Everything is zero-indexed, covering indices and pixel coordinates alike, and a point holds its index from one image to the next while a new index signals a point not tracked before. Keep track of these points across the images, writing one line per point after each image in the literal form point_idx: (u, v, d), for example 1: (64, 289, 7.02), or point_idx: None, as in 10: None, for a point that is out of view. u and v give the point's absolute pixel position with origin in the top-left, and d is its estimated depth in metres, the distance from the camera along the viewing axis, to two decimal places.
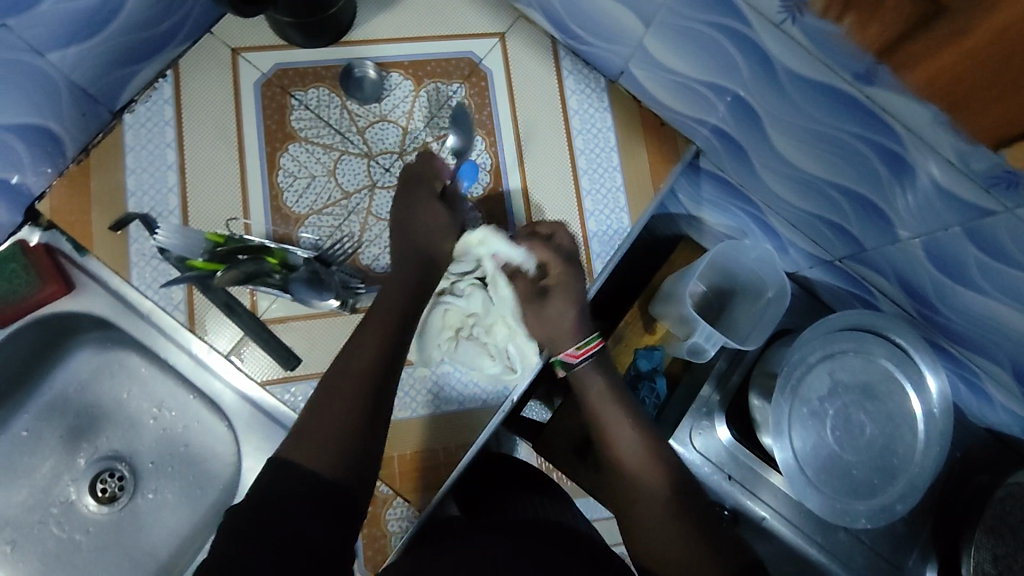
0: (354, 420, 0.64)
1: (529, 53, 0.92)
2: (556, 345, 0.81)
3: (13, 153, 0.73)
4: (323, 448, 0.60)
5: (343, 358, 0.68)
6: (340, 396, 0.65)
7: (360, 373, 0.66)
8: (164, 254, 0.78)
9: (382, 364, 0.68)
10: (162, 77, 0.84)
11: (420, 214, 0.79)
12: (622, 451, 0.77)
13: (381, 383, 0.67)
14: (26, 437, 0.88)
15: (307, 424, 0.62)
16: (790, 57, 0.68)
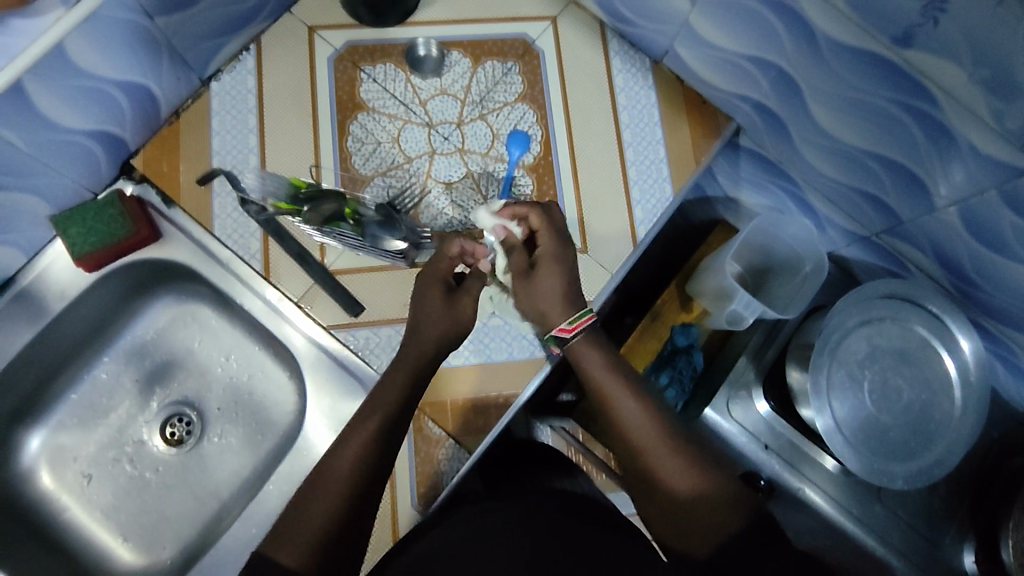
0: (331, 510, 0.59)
1: (580, 35, 0.99)
2: (548, 319, 0.73)
3: (118, 109, 0.81)
4: (299, 545, 0.57)
5: (345, 439, 0.64)
6: (329, 482, 0.61)
7: (350, 460, 0.62)
8: (245, 201, 0.83)
9: (361, 467, 0.62)
10: (247, 50, 0.92)
11: (439, 301, 0.75)
12: (639, 438, 0.64)
13: (372, 473, 0.62)
14: (106, 379, 0.95)
15: (292, 510, 0.60)
16: (831, 24, 0.73)
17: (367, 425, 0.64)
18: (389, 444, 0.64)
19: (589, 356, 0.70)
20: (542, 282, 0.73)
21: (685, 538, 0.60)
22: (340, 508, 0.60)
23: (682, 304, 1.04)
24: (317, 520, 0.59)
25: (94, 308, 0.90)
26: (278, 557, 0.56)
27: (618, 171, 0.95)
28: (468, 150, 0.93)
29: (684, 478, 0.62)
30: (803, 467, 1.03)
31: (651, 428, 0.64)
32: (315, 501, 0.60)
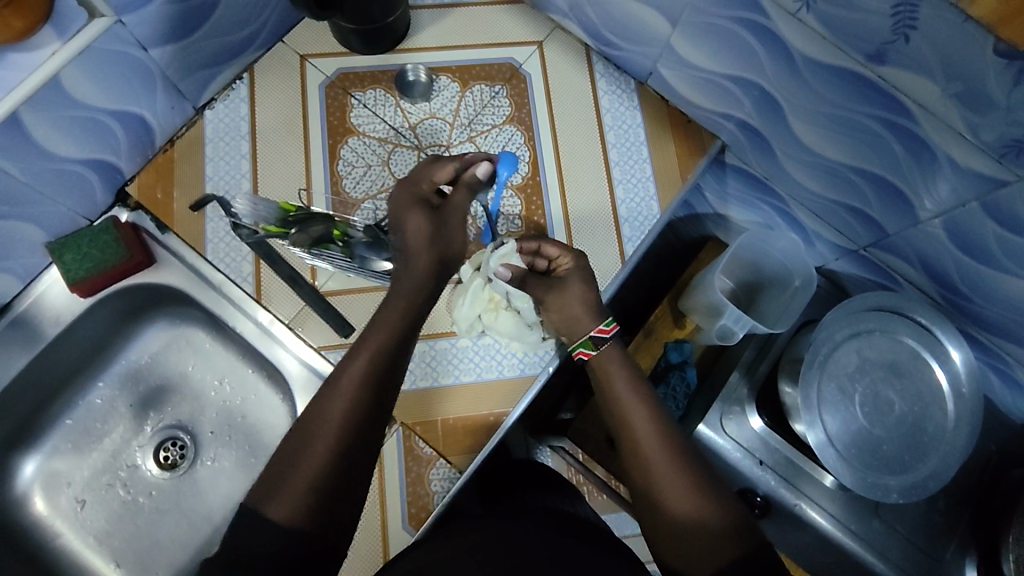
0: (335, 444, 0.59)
1: (565, 58, 1.01)
2: (582, 326, 0.77)
3: (114, 137, 0.83)
4: (296, 491, 0.55)
5: (333, 383, 0.63)
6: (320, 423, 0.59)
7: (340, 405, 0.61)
8: (240, 227, 0.84)
9: (369, 394, 0.62)
10: (240, 78, 0.95)
11: (408, 222, 0.75)
12: (652, 456, 0.64)
13: (365, 417, 0.61)
14: (100, 404, 0.96)
15: (283, 452, 0.58)
16: (806, 43, 0.75)
17: (353, 372, 0.63)
18: (379, 390, 0.63)
19: (609, 366, 0.73)
20: (575, 292, 0.78)
21: (686, 553, 0.59)
22: (341, 445, 0.59)
23: (675, 321, 1.06)
24: (311, 466, 0.57)
25: (90, 334, 0.91)
26: (273, 505, 0.54)
27: (605, 189, 0.96)
28: None
29: (688, 502, 0.61)
30: (800, 483, 1.01)
31: (665, 442, 0.65)
32: (309, 445, 0.58)
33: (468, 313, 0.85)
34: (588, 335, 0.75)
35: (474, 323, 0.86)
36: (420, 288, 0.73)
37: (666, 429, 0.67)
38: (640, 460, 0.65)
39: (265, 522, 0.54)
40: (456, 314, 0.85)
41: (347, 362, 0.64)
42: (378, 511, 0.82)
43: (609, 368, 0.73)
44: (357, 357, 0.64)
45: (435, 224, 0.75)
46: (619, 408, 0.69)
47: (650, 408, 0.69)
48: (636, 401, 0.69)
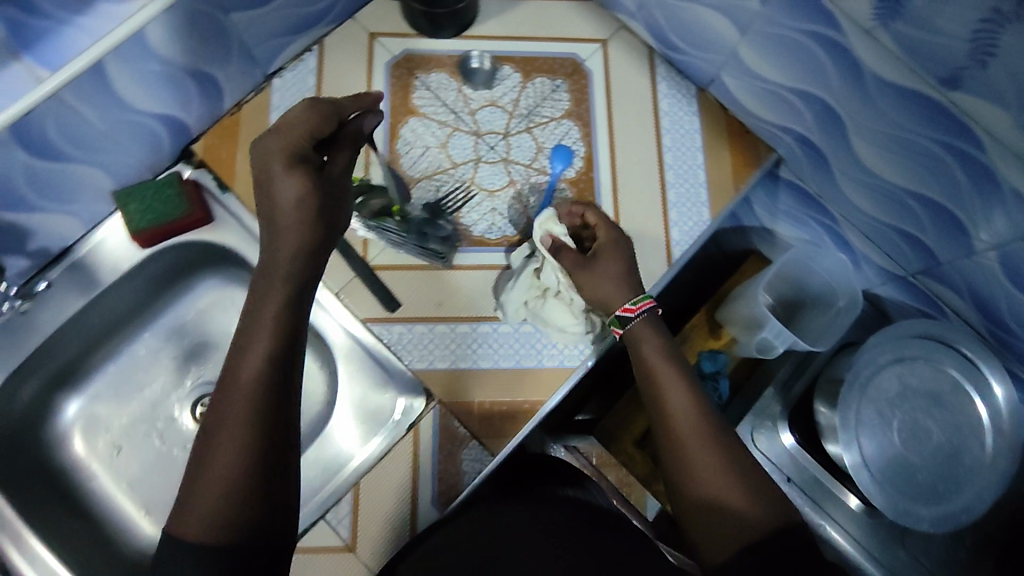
0: (245, 444, 0.60)
1: (628, 58, 1.01)
2: (611, 302, 0.80)
3: (186, 95, 0.85)
4: (205, 504, 0.58)
5: (219, 397, 0.63)
6: (218, 436, 0.61)
7: (231, 417, 0.61)
8: None
9: (263, 387, 0.63)
10: (309, 50, 0.97)
11: (278, 188, 0.68)
12: (687, 437, 0.69)
13: (269, 410, 0.62)
14: (143, 354, 0.98)
15: (193, 471, 0.61)
16: (877, 62, 0.75)
17: (245, 374, 0.63)
18: (274, 387, 0.63)
19: (648, 344, 0.77)
20: (604, 266, 0.82)
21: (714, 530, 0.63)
22: (246, 443, 0.60)
23: (711, 331, 1.04)
24: (217, 477, 0.59)
25: (141, 285, 0.93)
26: (189, 520, 0.57)
27: (657, 191, 0.96)
28: (512, 160, 0.96)
29: (719, 483, 0.65)
30: (825, 504, 1.02)
31: (699, 423, 0.70)
32: (213, 458, 0.60)
33: (514, 299, 0.88)
34: (615, 314, 0.80)
35: (520, 310, 0.88)
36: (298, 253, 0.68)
37: (702, 413, 0.71)
38: (673, 438, 0.69)
39: (188, 533, 0.57)
40: (503, 298, 0.88)
41: (238, 369, 0.64)
42: (409, 484, 0.83)
43: (647, 346, 0.77)
44: (249, 355, 0.64)
45: (306, 188, 0.68)
46: (656, 389, 0.74)
47: (687, 391, 0.72)
48: (673, 379, 0.73)
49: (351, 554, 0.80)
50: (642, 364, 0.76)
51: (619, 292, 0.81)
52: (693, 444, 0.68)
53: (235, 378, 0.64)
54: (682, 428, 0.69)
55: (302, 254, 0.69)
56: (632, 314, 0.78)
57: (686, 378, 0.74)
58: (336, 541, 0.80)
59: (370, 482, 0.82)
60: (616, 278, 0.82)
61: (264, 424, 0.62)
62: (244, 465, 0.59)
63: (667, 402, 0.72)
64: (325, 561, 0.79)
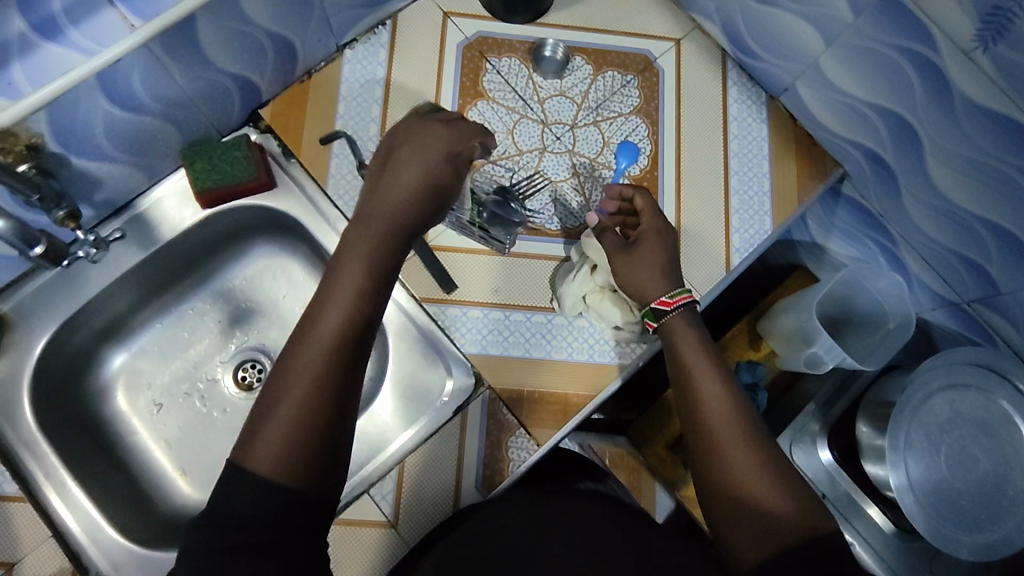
0: (318, 393, 0.56)
1: (700, 60, 1.00)
2: (646, 293, 0.78)
3: (263, 57, 0.85)
4: (274, 442, 0.54)
5: (302, 335, 0.59)
6: (293, 373, 0.57)
7: (308, 359, 0.58)
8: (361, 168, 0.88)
9: (346, 338, 0.59)
10: (383, 24, 0.96)
11: (409, 167, 0.69)
12: (724, 436, 0.66)
13: (345, 364, 0.58)
14: (190, 314, 0.98)
15: (260, 404, 0.56)
16: (970, 84, 0.75)
17: (327, 318, 0.60)
18: (359, 338, 0.60)
19: (683, 337, 0.74)
20: (645, 252, 0.80)
21: (753, 535, 0.61)
22: (321, 392, 0.56)
23: (751, 342, 1.06)
24: (287, 417, 0.55)
25: (196, 244, 0.93)
26: (258, 454, 0.53)
27: (721, 196, 0.95)
28: (578, 152, 0.95)
29: (758, 484, 0.63)
30: (854, 520, 1.01)
31: (737, 423, 0.66)
32: (285, 394, 0.56)
33: (576, 293, 0.86)
34: (650, 306, 0.77)
35: (578, 304, 0.86)
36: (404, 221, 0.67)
37: (738, 409, 0.67)
38: (709, 438, 0.66)
39: (253, 470, 0.52)
40: (564, 292, 0.86)
41: (319, 313, 0.60)
42: (454, 466, 0.83)
43: (680, 335, 0.74)
44: (331, 301, 0.61)
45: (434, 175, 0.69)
46: (691, 382, 0.70)
47: (723, 385, 0.69)
48: (709, 376, 0.70)
49: (392, 529, 0.80)
50: (676, 358, 0.73)
51: (656, 283, 0.78)
52: (730, 443, 0.65)
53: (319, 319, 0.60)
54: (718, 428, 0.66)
55: (410, 211, 0.67)
56: (667, 308, 0.76)
57: (722, 373, 0.70)
58: (378, 517, 0.80)
59: (416, 460, 0.83)
60: (656, 269, 0.79)
61: (343, 375, 0.58)
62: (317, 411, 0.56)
63: (702, 399, 0.68)
64: (366, 535, 0.80)
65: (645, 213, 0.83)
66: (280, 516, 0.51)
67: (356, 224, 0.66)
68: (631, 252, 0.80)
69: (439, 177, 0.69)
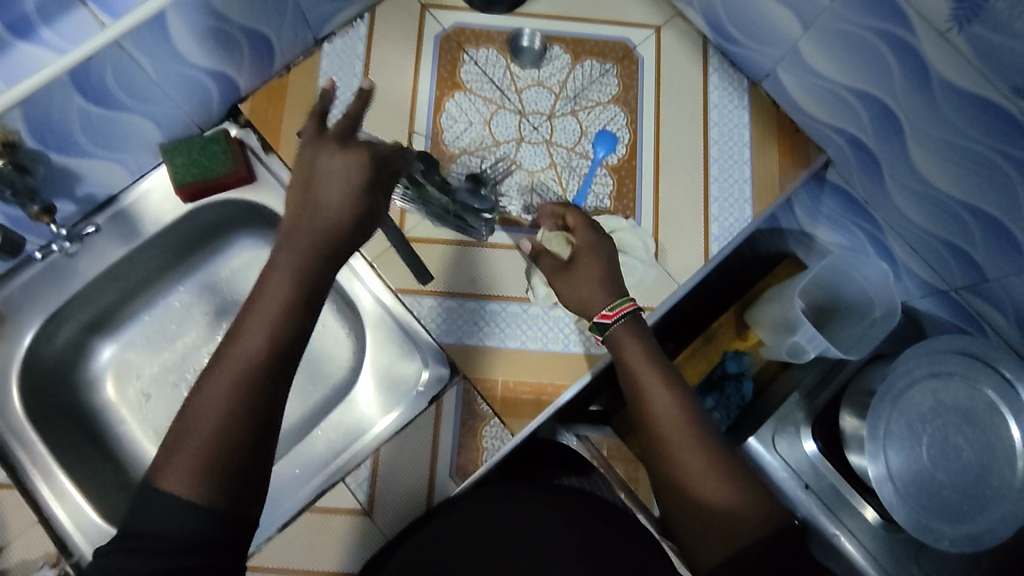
0: (236, 418, 0.56)
1: (681, 47, 0.99)
2: (590, 308, 0.78)
3: (240, 53, 0.86)
4: (184, 471, 0.54)
5: (214, 365, 0.59)
6: (204, 408, 0.56)
7: (216, 392, 0.57)
8: None
9: (265, 362, 0.59)
10: (361, 17, 0.97)
11: (335, 177, 0.67)
12: (675, 445, 0.67)
13: (264, 387, 0.58)
14: (177, 307, 1.00)
15: (173, 435, 0.56)
16: (947, 65, 0.73)
17: (243, 342, 0.59)
18: (274, 367, 0.59)
19: (629, 345, 0.74)
20: (582, 271, 0.79)
21: (715, 531, 0.64)
22: (238, 416, 0.57)
23: (738, 331, 1.06)
24: (198, 447, 0.55)
25: (181, 238, 0.95)
26: (171, 484, 0.53)
27: (700, 185, 0.95)
28: (555, 143, 0.95)
29: (711, 488, 0.65)
30: (840, 512, 1.00)
31: (687, 427, 0.68)
32: (196, 427, 0.56)
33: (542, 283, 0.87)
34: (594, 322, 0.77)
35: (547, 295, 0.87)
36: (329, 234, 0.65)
37: (686, 415, 0.69)
38: (663, 445, 0.68)
39: (165, 503, 0.53)
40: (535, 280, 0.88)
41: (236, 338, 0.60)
42: (429, 455, 0.84)
43: (625, 344, 0.75)
44: (250, 325, 0.60)
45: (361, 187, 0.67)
46: (640, 393, 0.71)
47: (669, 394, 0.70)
48: (657, 384, 0.71)
49: (368, 517, 0.81)
50: (623, 368, 0.73)
51: (597, 296, 0.78)
52: (680, 451, 0.67)
53: (232, 351, 0.59)
54: (671, 435, 0.68)
55: (332, 231, 0.65)
56: (610, 321, 0.75)
57: (668, 377, 0.72)
58: (353, 504, 0.82)
59: (392, 449, 0.84)
60: (594, 283, 0.78)
61: (255, 408, 0.57)
62: (225, 444, 0.56)
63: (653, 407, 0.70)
64: (341, 522, 0.81)
65: (578, 231, 0.82)
66: (197, 540, 0.52)
67: (276, 251, 0.64)
68: (568, 273, 0.80)
69: (364, 195, 0.67)
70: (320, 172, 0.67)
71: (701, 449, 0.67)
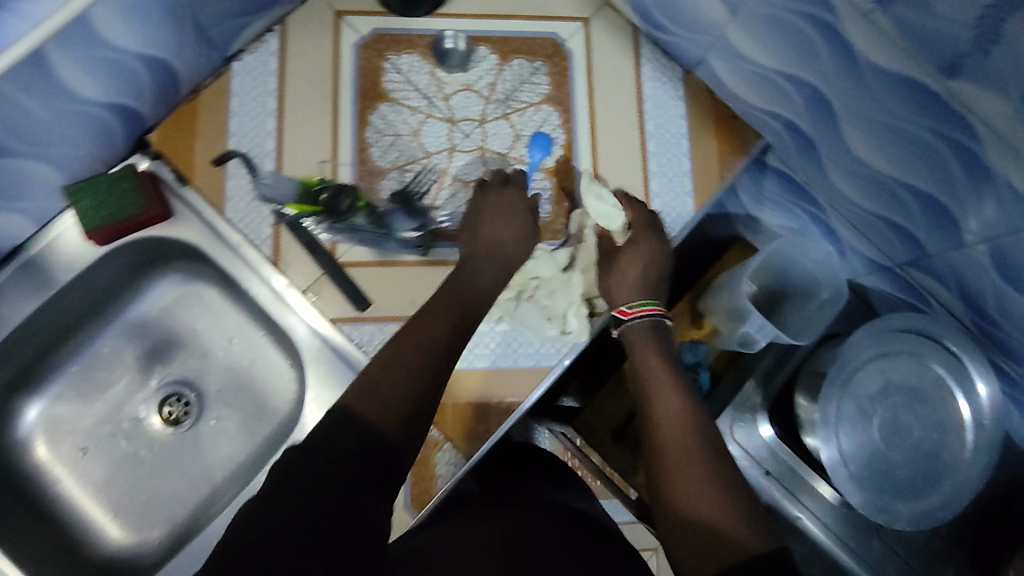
0: (395, 411, 0.59)
1: (611, 38, 0.96)
2: (617, 296, 0.83)
3: (138, 82, 0.80)
4: (345, 440, 0.56)
5: (379, 359, 0.63)
6: (402, 369, 0.62)
7: (413, 362, 0.63)
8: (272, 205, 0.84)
9: (428, 370, 0.63)
10: (271, 30, 0.91)
11: (493, 221, 0.82)
12: (675, 442, 0.66)
13: (423, 391, 0.62)
14: (106, 353, 0.94)
15: (367, 381, 0.61)
16: (873, 49, 0.71)
17: (410, 346, 0.65)
18: (433, 376, 0.63)
19: (645, 347, 0.78)
20: (625, 264, 0.84)
21: (695, 538, 0.60)
22: (398, 416, 0.59)
23: (692, 320, 1.03)
24: (399, 396, 0.60)
25: (100, 282, 0.89)
26: (373, 420, 0.58)
27: (640, 181, 0.93)
28: (489, 149, 0.91)
29: (705, 493, 0.62)
30: (802, 495, 1.01)
31: (686, 428, 0.68)
32: (393, 382, 0.61)
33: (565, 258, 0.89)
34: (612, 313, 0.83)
35: (511, 298, 0.87)
36: (482, 279, 0.77)
37: (694, 418, 0.69)
38: (662, 443, 0.67)
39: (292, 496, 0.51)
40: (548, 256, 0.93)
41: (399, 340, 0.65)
42: None
43: (640, 347, 0.78)
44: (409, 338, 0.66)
45: (521, 229, 0.83)
46: (649, 393, 0.73)
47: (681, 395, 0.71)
48: (663, 386, 0.72)
49: None
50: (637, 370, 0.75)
51: (629, 289, 0.82)
52: (682, 450, 0.66)
53: (400, 347, 0.64)
54: (671, 433, 0.67)
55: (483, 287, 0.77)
56: (626, 317, 0.81)
57: (680, 384, 0.73)
58: None
59: None
60: (636, 276, 0.83)
61: (411, 413, 0.60)
62: (384, 428, 0.58)
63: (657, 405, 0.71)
64: None
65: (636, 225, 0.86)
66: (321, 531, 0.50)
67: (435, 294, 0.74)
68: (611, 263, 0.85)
69: (523, 231, 0.82)
70: (492, 219, 0.82)
71: (697, 446, 0.65)
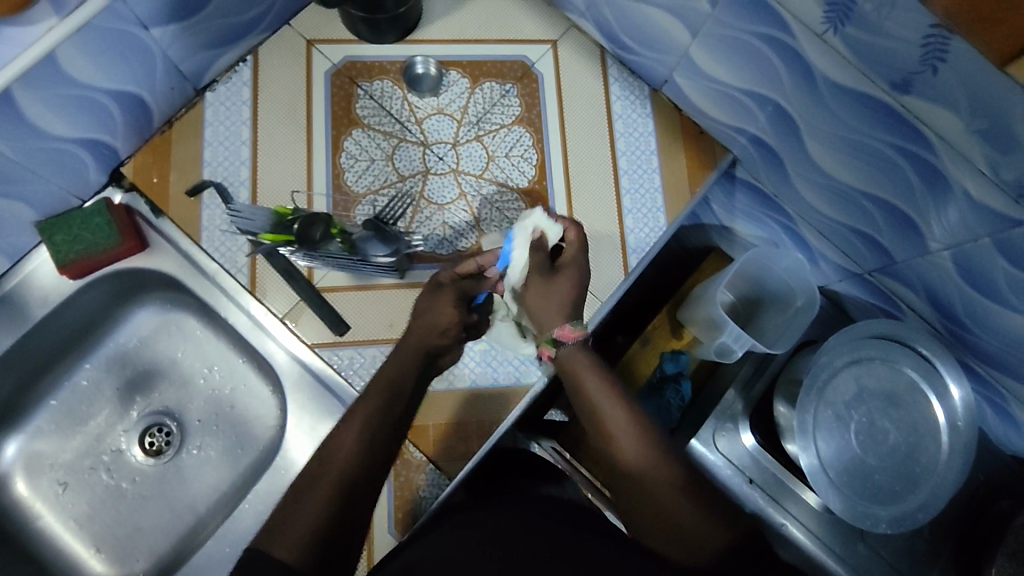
0: (330, 506, 0.57)
1: (579, 59, 0.98)
2: (547, 323, 0.70)
3: (110, 117, 0.81)
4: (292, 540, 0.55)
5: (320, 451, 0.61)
6: (313, 493, 0.57)
7: (330, 475, 0.58)
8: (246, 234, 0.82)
9: (364, 453, 0.60)
10: (243, 61, 0.92)
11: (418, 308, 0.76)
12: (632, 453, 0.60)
13: (357, 477, 0.59)
14: (86, 386, 0.94)
15: (279, 509, 0.57)
16: (829, 66, 0.73)
17: (345, 434, 0.61)
18: (366, 464, 0.60)
19: (580, 363, 0.67)
20: (556, 287, 0.71)
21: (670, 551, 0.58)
22: (334, 501, 0.57)
23: (673, 331, 1.04)
24: (304, 529, 0.55)
25: (78, 316, 0.90)
26: (275, 554, 0.54)
27: (612, 198, 0.94)
28: (463, 171, 0.93)
29: (671, 499, 0.58)
30: (787, 502, 1.02)
31: (652, 439, 0.61)
32: (325, 476, 0.58)
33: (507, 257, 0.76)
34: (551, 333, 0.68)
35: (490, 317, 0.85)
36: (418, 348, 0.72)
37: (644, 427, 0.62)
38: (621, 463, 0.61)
39: None
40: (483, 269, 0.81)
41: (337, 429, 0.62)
42: None
43: (577, 363, 0.67)
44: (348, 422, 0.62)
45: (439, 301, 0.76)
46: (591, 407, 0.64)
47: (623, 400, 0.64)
48: (609, 394, 0.64)
49: None
50: (576, 387, 0.66)
51: (558, 311, 0.70)
52: (646, 470, 0.60)
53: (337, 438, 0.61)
54: (629, 450, 0.61)
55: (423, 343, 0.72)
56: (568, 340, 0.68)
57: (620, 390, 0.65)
58: None
59: None
60: (565, 302, 0.70)
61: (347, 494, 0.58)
62: (327, 525, 0.56)
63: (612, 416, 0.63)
64: None
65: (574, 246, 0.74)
66: None
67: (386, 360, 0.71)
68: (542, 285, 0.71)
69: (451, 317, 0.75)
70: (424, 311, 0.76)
71: (657, 458, 0.60)
